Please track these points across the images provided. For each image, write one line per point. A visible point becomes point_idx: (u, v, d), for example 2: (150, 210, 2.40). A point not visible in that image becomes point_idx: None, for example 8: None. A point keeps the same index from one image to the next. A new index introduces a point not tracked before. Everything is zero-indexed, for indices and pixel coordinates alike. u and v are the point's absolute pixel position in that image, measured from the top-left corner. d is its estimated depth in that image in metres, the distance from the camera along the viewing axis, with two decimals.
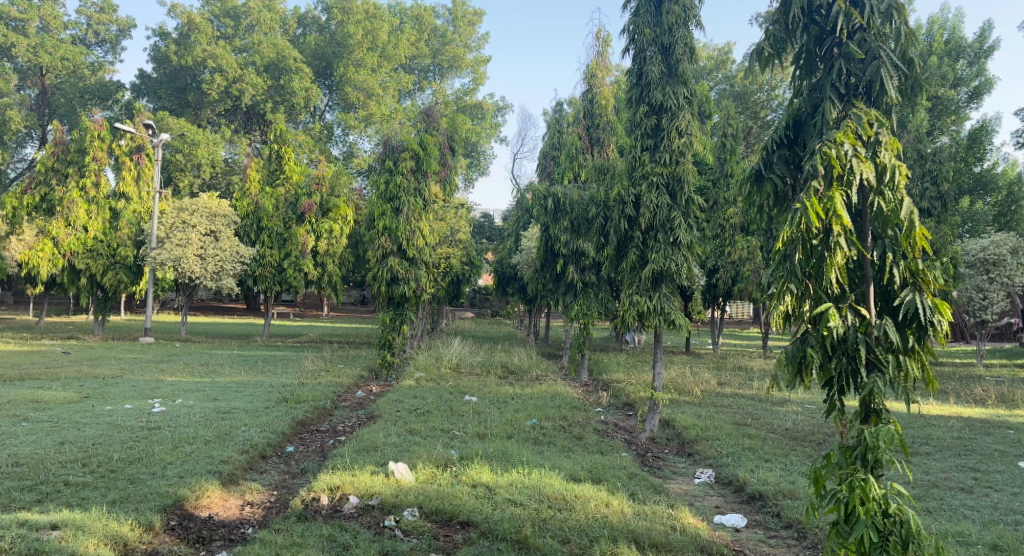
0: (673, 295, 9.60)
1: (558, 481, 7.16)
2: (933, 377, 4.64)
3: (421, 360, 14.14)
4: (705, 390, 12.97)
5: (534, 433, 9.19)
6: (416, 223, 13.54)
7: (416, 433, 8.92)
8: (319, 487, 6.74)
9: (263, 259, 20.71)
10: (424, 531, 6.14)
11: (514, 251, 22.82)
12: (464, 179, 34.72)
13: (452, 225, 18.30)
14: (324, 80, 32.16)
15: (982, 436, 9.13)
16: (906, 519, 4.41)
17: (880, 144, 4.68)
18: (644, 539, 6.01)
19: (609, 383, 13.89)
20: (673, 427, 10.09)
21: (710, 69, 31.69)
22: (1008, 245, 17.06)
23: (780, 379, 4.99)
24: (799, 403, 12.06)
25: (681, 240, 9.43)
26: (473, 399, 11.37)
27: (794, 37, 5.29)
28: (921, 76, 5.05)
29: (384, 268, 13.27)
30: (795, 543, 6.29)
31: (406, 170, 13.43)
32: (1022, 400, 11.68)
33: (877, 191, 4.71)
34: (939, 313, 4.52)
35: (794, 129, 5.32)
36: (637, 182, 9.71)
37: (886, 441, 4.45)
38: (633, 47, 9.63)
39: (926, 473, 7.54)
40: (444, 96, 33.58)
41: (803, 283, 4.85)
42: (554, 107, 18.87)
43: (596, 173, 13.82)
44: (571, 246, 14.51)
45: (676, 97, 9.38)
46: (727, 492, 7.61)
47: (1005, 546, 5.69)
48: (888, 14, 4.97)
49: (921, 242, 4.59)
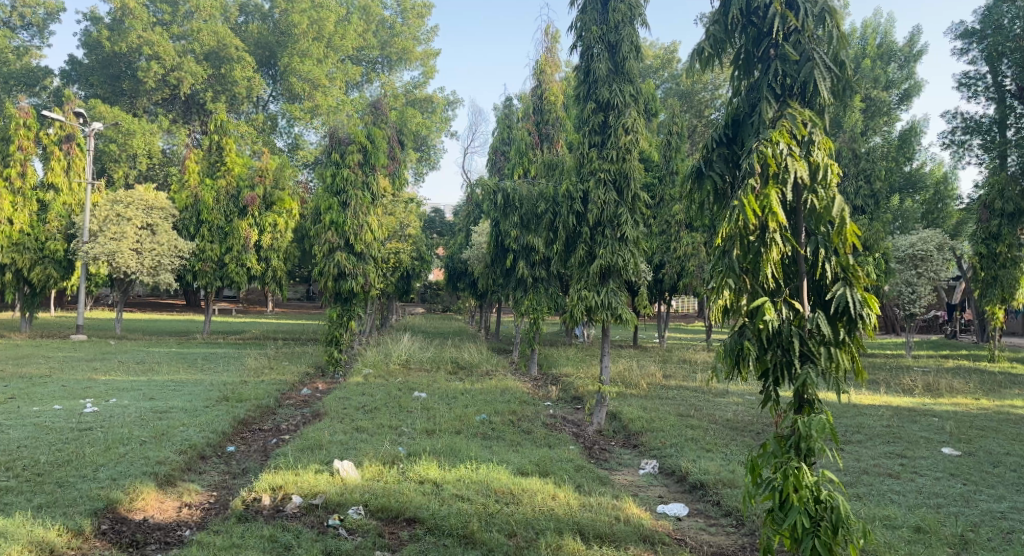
0: (620, 290, 9.73)
1: (505, 475, 7.19)
2: (862, 368, 4.83)
3: (370, 356, 14.01)
4: (651, 383, 13.21)
5: (483, 428, 9.21)
6: (364, 217, 13.35)
7: (364, 430, 8.83)
8: (261, 486, 6.62)
9: (203, 253, 20.21)
10: (369, 529, 6.08)
11: (464, 246, 22.75)
12: (414, 173, 34.50)
13: (401, 219, 18.12)
14: (268, 69, 31.49)
15: (910, 424, 9.53)
16: (836, 505, 4.63)
17: (813, 144, 4.85)
18: (589, 530, 6.10)
19: (558, 377, 13.99)
20: (619, 420, 10.25)
21: (656, 68, 32.06)
22: (934, 241, 17.85)
23: (719, 372, 5.17)
24: (739, 394, 12.39)
25: (628, 235, 9.56)
26: (422, 395, 11.33)
27: (733, 38, 5.43)
28: (853, 78, 5.22)
29: (330, 262, 13.07)
30: (733, 530, 6.46)
31: (354, 164, 13.25)
32: (946, 390, 12.23)
33: (811, 189, 4.86)
34: (868, 307, 4.74)
35: (733, 128, 5.45)
36: (585, 179, 9.81)
37: (818, 431, 4.63)
38: (580, 44, 9.72)
39: (857, 460, 7.84)
40: (393, 88, 33.21)
41: (741, 278, 4.99)
42: (504, 102, 18.83)
43: (545, 168, 13.85)
44: (521, 241, 14.52)
45: (623, 94, 9.49)
46: (670, 482, 7.77)
47: (927, 528, 5.96)
48: (821, 17, 5.12)
49: (852, 239, 4.75)
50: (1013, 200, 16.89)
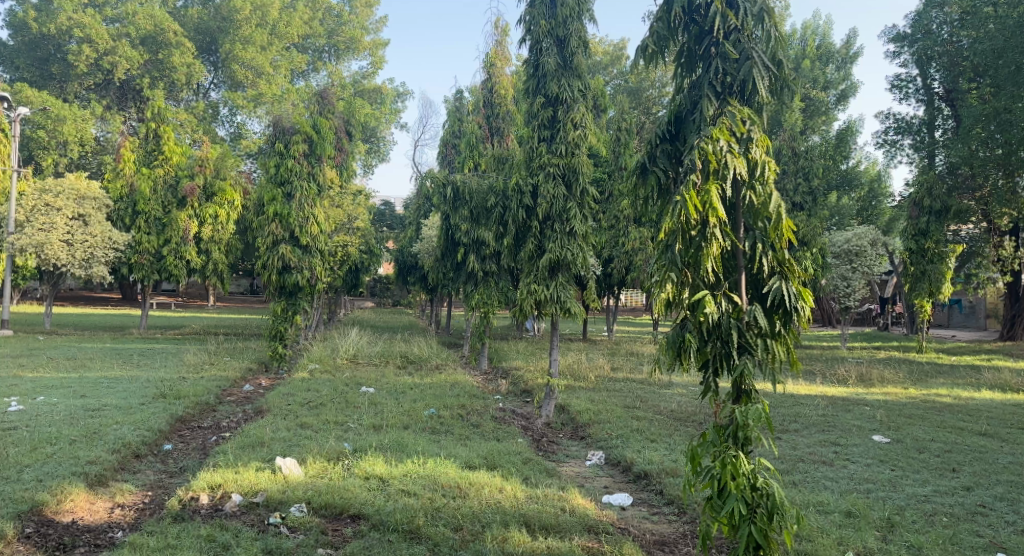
0: (569, 284, 9.80)
1: (452, 469, 7.18)
2: (796, 359, 4.98)
3: (316, 351, 13.79)
4: (599, 375, 13.39)
5: (431, 423, 9.18)
6: (309, 209, 13.10)
7: (308, 426, 8.70)
8: (198, 486, 6.46)
9: (140, 245, 19.52)
10: (312, 526, 6.00)
11: (414, 239, 22.57)
12: (363, 164, 34.06)
13: (349, 212, 17.81)
14: (208, 56, 30.58)
15: (844, 413, 9.89)
16: (771, 492, 4.78)
17: (752, 141, 4.98)
18: (534, 522, 6.14)
19: (508, 371, 14.05)
20: (568, 412, 10.34)
21: (605, 65, 32.31)
22: (868, 237, 18.53)
23: (661, 363, 5.25)
24: (683, 385, 12.64)
25: (577, 230, 9.64)
26: (370, 390, 11.22)
27: (676, 35, 5.51)
28: (789, 77, 5.37)
29: (274, 255, 12.78)
30: (675, 518, 6.59)
31: (299, 154, 12.96)
32: (878, 380, 12.72)
33: (749, 185, 4.99)
34: (802, 300, 4.90)
35: (676, 124, 5.53)
36: (534, 173, 9.84)
37: (755, 420, 4.77)
38: (528, 39, 9.74)
39: (794, 449, 8.09)
40: (341, 78, 32.63)
41: (683, 272, 5.08)
42: (454, 95, 18.73)
43: (495, 162, 13.82)
44: (472, 235, 14.51)
45: (572, 90, 9.55)
46: (615, 473, 7.89)
47: (858, 513, 6.19)
48: (760, 16, 5.25)
49: (788, 234, 4.90)
50: (941, 197, 17.72)
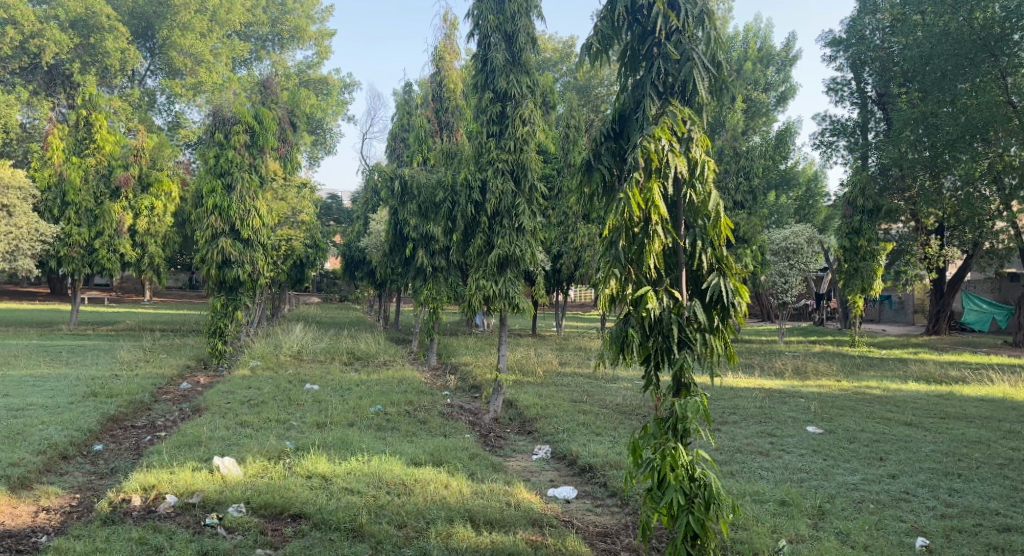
0: (517, 279, 9.83)
1: (398, 466, 7.12)
2: (734, 353, 5.10)
3: (257, 348, 13.49)
4: (547, 370, 13.49)
5: (377, 420, 9.10)
6: (251, 202, 12.78)
7: (248, 425, 8.50)
8: (130, 487, 6.27)
9: (69, 237, 18.66)
10: (250, 526, 5.87)
11: (362, 234, 22.28)
12: (308, 156, 33.43)
13: (293, 206, 17.42)
14: (144, 42, 29.43)
15: (780, 405, 10.19)
16: (709, 482, 4.89)
17: (692, 141, 5.07)
18: (479, 517, 6.14)
19: (456, 366, 14.02)
20: (515, 407, 10.38)
21: (554, 61, 32.42)
22: (805, 235, 19.04)
23: (605, 358, 5.31)
24: (628, 379, 12.83)
25: (525, 226, 9.67)
26: (314, 387, 11.04)
27: (620, 34, 5.57)
28: (728, 79, 5.49)
29: (213, 249, 12.43)
30: (618, 510, 6.68)
31: (239, 145, 12.60)
32: (813, 373, 13.17)
33: (689, 184, 5.08)
34: (739, 296, 5.02)
35: (620, 123, 5.61)
36: (483, 168, 9.81)
37: (694, 413, 4.87)
38: (477, 33, 9.70)
39: (732, 440, 8.29)
40: (285, 67, 31.86)
41: (626, 269, 5.13)
42: (402, 88, 18.53)
43: (443, 157, 13.74)
44: (420, 230, 14.41)
45: (520, 85, 9.56)
46: (561, 466, 7.95)
47: (791, 501, 6.38)
48: (701, 18, 5.35)
49: (726, 232, 5.01)
50: (873, 197, 18.44)
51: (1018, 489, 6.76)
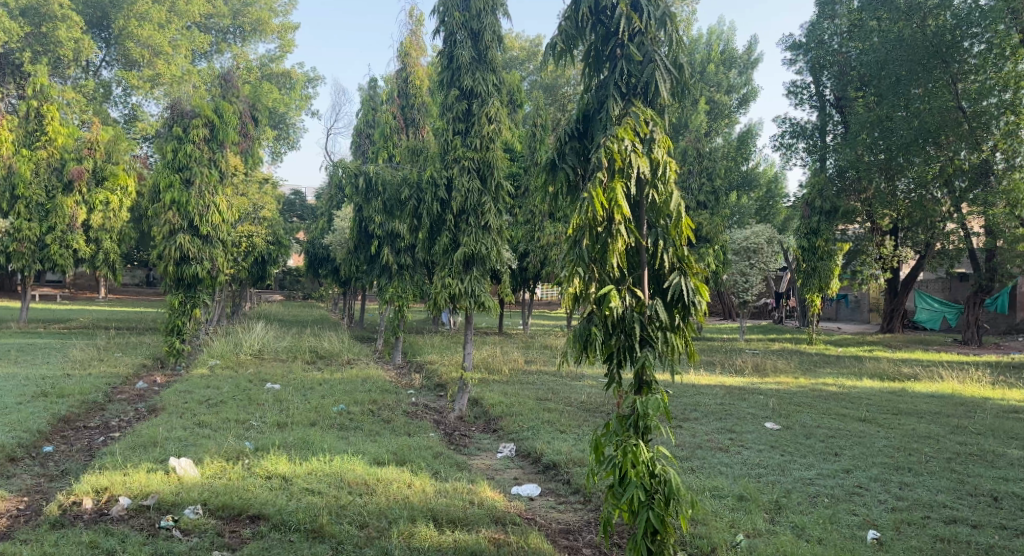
0: (483, 278, 9.81)
1: (360, 466, 7.04)
2: (694, 351, 5.15)
3: (217, 347, 13.23)
4: (512, 368, 13.50)
5: (341, 419, 9.01)
6: (210, 197, 12.54)
7: (206, 425, 8.35)
8: (81, 489, 6.11)
9: (19, 231, 18.15)
10: (207, 529, 5.77)
11: (326, 231, 22.03)
12: (271, 151, 32.93)
13: (255, 201, 17.10)
14: (99, 31, 28.65)
15: (740, 401, 10.37)
16: (669, 479, 4.95)
17: (654, 142, 5.11)
18: (442, 516, 6.11)
19: (422, 365, 13.97)
20: (481, 406, 10.37)
21: (522, 60, 32.50)
22: (765, 235, 19.40)
23: (569, 355, 5.33)
24: (593, 377, 12.92)
25: (491, 224, 9.67)
26: (276, 386, 10.89)
27: (584, 35, 5.59)
28: (690, 81, 5.54)
29: (171, 246, 12.17)
30: (581, 507, 6.72)
31: (198, 139, 12.34)
32: (773, 370, 13.42)
33: (651, 184, 5.12)
34: (699, 294, 5.07)
35: (584, 122, 5.65)
36: (449, 166, 9.77)
37: (654, 410, 4.93)
38: (443, 30, 9.63)
39: (693, 436, 8.41)
40: (246, 60, 31.30)
41: (590, 267, 5.15)
42: (368, 83, 18.34)
43: (409, 154, 13.65)
44: (385, 227, 14.28)
45: (486, 83, 9.54)
46: (525, 464, 7.96)
47: (749, 496, 6.49)
48: (663, 20, 5.39)
49: (687, 232, 5.07)
50: (830, 199, 18.87)
51: (965, 482, 6.97)
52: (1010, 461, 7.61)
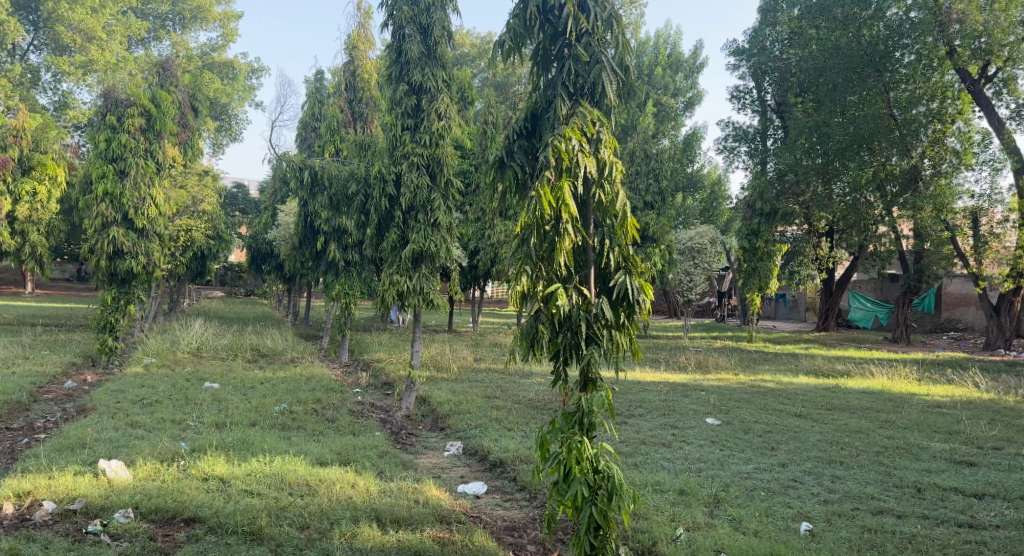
0: (432, 275, 9.73)
1: (302, 466, 6.90)
2: (638, 348, 5.19)
3: (153, 345, 12.79)
4: (461, 366, 13.45)
5: (282, 418, 8.81)
6: (147, 189, 12.12)
7: (140, 426, 8.05)
8: (1, 494, 5.83)
9: None
10: (138, 533, 5.56)
11: (270, 226, 21.52)
12: (212, 143, 32.04)
13: (194, 193, 16.54)
14: (26, 14, 27.31)
15: (683, 398, 10.56)
16: (612, 475, 4.99)
17: (601, 142, 5.14)
18: (386, 516, 6.03)
19: (369, 363, 13.78)
20: (428, 404, 10.30)
21: (473, 57, 32.42)
22: (709, 236, 19.83)
23: (516, 353, 5.32)
24: (541, 375, 12.97)
25: (440, 221, 9.59)
26: (215, 385, 10.58)
27: (532, 34, 5.57)
28: (635, 83, 5.60)
29: (104, 239, 11.69)
30: (526, 503, 6.73)
31: (133, 129, 11.89)
32: (715, 367, 13.71)
33: (598, 184, 5.14)
34: (644, 293, 5.11)
35: (533, 121, 5.64)
36: (397, 161, 9.63)
37: (599, 407, 4.95)
38: (391, 23, 9.49)
39: (638, 432, 8.51)
40: (186, 48, 30.34)
41: (537, 266, 5.15)
42: (314, 75, 18.00)
43: (356, 149, 13.45)
44: (332, 223, 14.02)
45: (435, 79, 9.45)
46: (472, 462, 7.92)
47: (690, 490, 6.60)
48: (609, 22, 5.42)
49: (632, 231, 5.12)
50: (770, 201, 19.37)
51: (892, 474, 7.24)
52: (933, 454, 7.95)
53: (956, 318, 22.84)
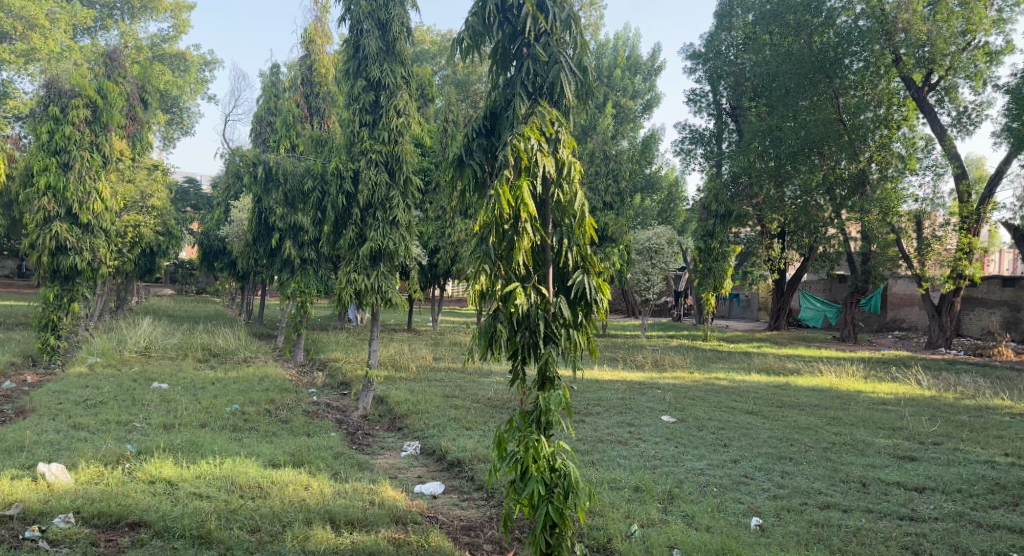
0: (390, 273, 9.61)
1: (254, 468, 6.74)
2: (596, 347, 5.20)
3: (98, 343, 12.37)
4: (420, 365, 13.35)
5: (234, 419, 8.60)
6: (92, 183, 11.70)
7: (83, 428, 7.78)
8: None
9: None
10: (79, 538, 5.36)
11: (222, 222, 21.01)
12: (163, 136, 31.21)
13: (142, 188, 16.04)
14: None
15: (640, 396, 10.66)
16: (568, 473, 5.00)
17: (559, 142, 5.12)
18: (340, 517, 5.93)
19: (325, 363, 13.58)
20: (386, 404, 10.18)
21: (432, 54, 32.24)
22: (666, 236, 20.06)
23: (474, 352, 5.28)
24: (500, 374, 12.95)
25: (399, 219, 9.48)
26: (163, 385, 10.30)
27: (491, 32, 5.53)
28: (594, 83, 5.61)
29: (45, 234, 11.26)
30: (483, 503, 6.69)
31: (79, 121, 11.47)
32: (671, 365, 13.88)
33: (556, 184, 5.12)
34: (601, 292, 5.12)
35: (491, 120, 5.61)
36: (355, 158, 9.49)
37: (556, 405, 4.94)
38: (349, 18, 9.36)
39: (594, 430, 8.55)
40: (135, 39, 29.47)
41: (496, 265, 5.11)
42: (270, 69, 17.65)
43: (313, 144, 13.23)
44: (287, 220, 13.76)
45: (394, 75, 9.33)
46: (429, 462, 7.85)
47: (645, 487, 6.65)
48: (567, 22, 5.41)
49: (590, 231, 5.12)
50: (725, 203, 19.69)
51: (839, 469, 7.41)
52: (878, 449, 8.18)
53: (901, 318, 23.57)
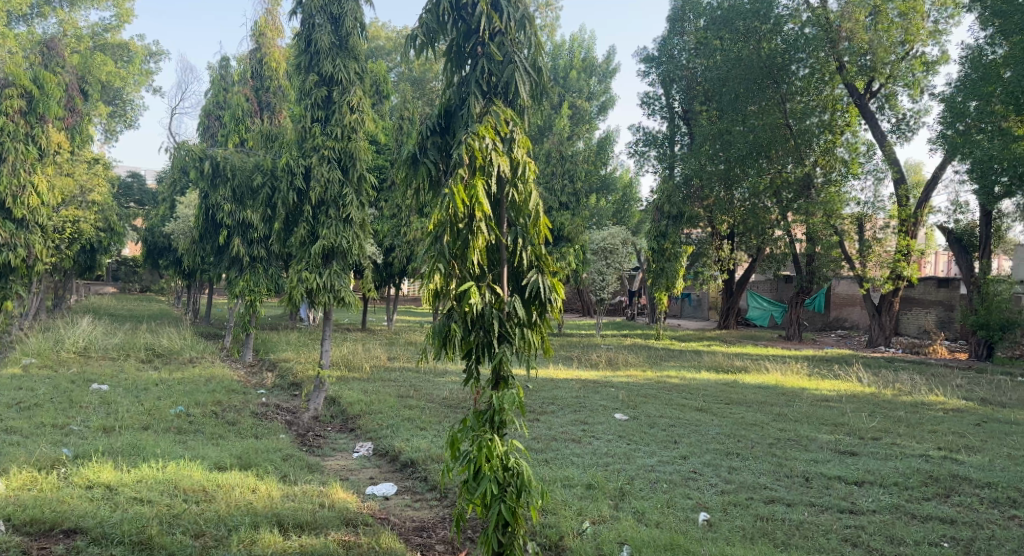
0: (344, 272, 9.45)
1: (198, 471, 6.54)
2: (549, 346, 5.17)
3: (33, 343, 11.87)
4: (373, 365, 13.17)
5: (179, 421, 8.34)
6: (28, 176, 11.22)
7: (16, 431, 7.44)
8: None
9: None
10: (10, 547, 5.11)
11: (168, 218, 20.37)
12: (105, 129, 30.12)
13: (83, 182, 15.45)
14: None
15: (594, 394, 10.71)
16: (521, 471, 4.97)
17: (514, 141, 5.09)
18: (288, 521, 5.79)
19: (275, 363, 13.29)
20: (338, 404, 10.01)
21: (388, 51, 31.88)
22: (620, 236, 20.24)
23: (428, 351, 5.21)
24: (455, 373, 12.86)
25: (353, 216, 9.34)
26: (103, 387, 9.94)
27: (445, 30, 5.47)
28: (548, 84, 5.59)
29: None
30: (436, 503, 6.62)
31: (13, 111, 10.99)
32: (625, 364, 13.99)
33: (511, 183, 5.08)
34: (555, 292, 5.10)
35: (446, 118, 5.56)
36: (307, 154, 9.31)
37: (509, 404, 4.91)
38: (300, 12, 9.16)
39: (549, 429, 8.56)
40: (76, 27, 28.37)
41: (450, 263, 5.06)
42: (218, 62, 17.20)
43: (263, 140, 12.92)
44: (236, 216, 13.42)
45: (347, 70, 9.18)
46: (382, 463, 7.75)
47: (597, 484, 6.68)
48: (522, 22, 5.38)
49: (544, 230, 5.10)
50: (677, 204, 19.96)
51: (784, 465, 7.56)
52: (821, 445, 8.38)
53: (843, 317, 24.28)
